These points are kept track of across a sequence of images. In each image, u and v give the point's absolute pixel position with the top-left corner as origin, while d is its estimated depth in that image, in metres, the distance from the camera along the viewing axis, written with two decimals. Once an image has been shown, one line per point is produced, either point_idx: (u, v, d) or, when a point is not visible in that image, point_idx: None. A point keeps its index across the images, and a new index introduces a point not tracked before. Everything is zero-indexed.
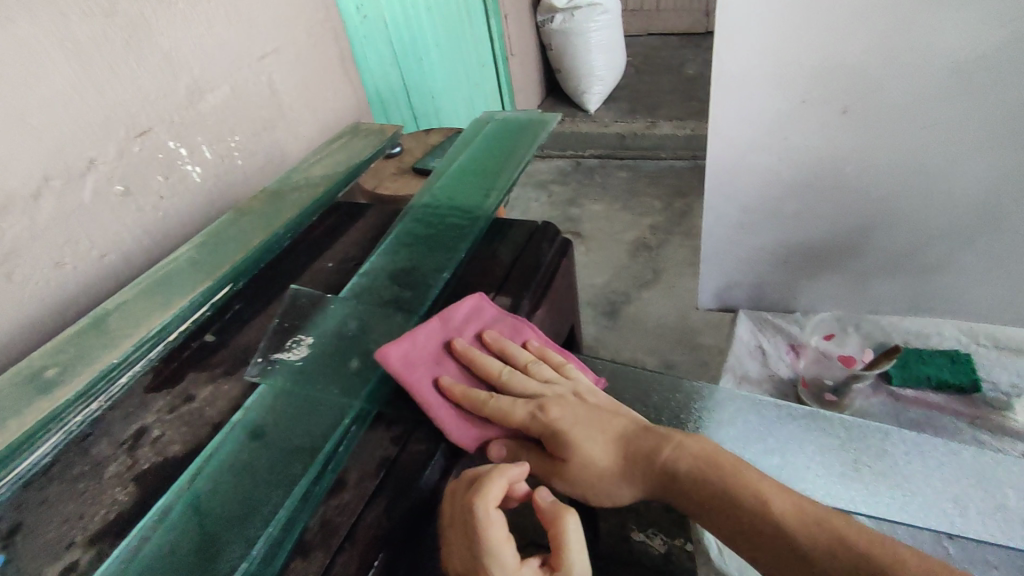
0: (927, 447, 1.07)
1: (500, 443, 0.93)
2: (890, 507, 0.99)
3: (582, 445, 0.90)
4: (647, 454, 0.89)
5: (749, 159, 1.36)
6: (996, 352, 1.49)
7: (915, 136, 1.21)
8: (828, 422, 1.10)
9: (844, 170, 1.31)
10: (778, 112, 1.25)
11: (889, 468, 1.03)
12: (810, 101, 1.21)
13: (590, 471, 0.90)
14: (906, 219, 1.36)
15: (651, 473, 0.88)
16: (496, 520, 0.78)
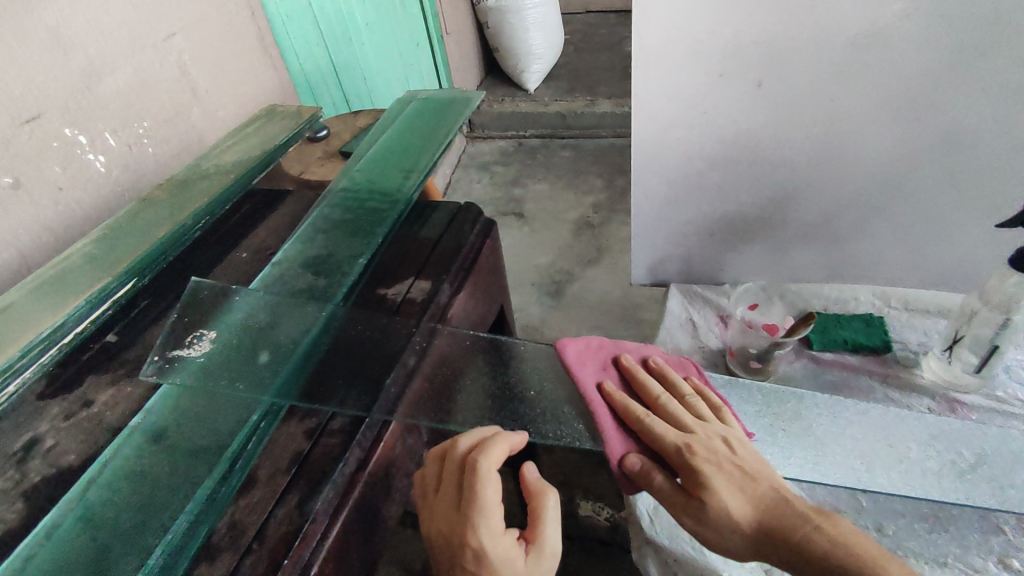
0: (838, 408, 1.12)
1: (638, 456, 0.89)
2: (803, 467, 1.02)
3: (731, 491, 0.85)
4: (786, 514, 0.84)
5: (670, 136, 1.28)
6: (906, 314, 1.38)
7: (821, 110, 1.17)
8: (747, 389, 1.14)
9: (760, 143, 1.26)
10: (697, 88, 1.18)
11: (803, 429, 1.08)
12: (727, 76, 1.15)
13: (726, 520, 0.84)
14: (818, 190, 1.32)
15: (785, 533, 0.83)
16: (493, 484, 0.83)
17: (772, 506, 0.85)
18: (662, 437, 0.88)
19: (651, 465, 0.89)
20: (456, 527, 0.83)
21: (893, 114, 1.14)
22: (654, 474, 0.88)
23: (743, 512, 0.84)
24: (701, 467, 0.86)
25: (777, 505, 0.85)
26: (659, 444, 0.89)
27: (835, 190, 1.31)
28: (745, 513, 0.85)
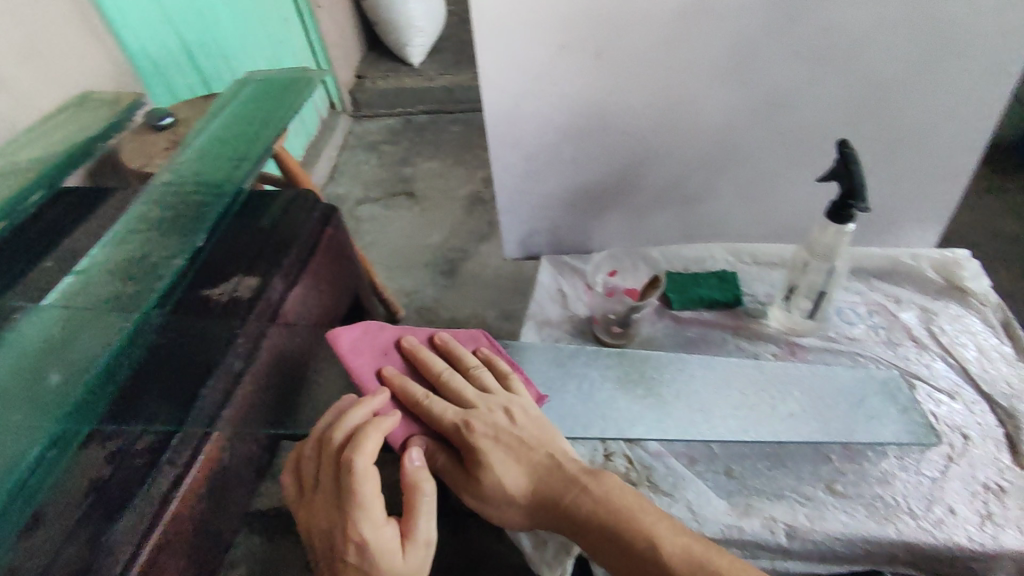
0: (688, 360, 0.79)
1: (362, 459, 0.56)
2: (649, 433, 0.70)
3: (497, 455, 0.59)
4: (567, 476, 0.59)
5: (519, 111, 0.92)
6: (758, 266, 0.98)
7: (660, 76, 0.86)
8: (600, 355, 0.79)
9: (612, 115, 0.92)
10: (531, 63, 0.85)
11: (664, 392, 0.74)
12: (570, 46, 0.83)
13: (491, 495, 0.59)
14: (664, 152, 0.97)
15: (565, 496, 0.58)
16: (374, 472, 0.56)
17: (559, 470, 0.60)
18: (390, 428, 0.59)
19: (414, 466, 0.58)
20: (333, 538, 0.56)
21: (724, 75, 0.85)
22: (377, 482, 0.56)
23: (512, 480, 0.59)
24: (379, 461, 0.57)
25: (559, 472, 0.59)
26: (373, 458, 0.57)
27: (682, 150, 0.96)
28: (518, 482, 0.59)
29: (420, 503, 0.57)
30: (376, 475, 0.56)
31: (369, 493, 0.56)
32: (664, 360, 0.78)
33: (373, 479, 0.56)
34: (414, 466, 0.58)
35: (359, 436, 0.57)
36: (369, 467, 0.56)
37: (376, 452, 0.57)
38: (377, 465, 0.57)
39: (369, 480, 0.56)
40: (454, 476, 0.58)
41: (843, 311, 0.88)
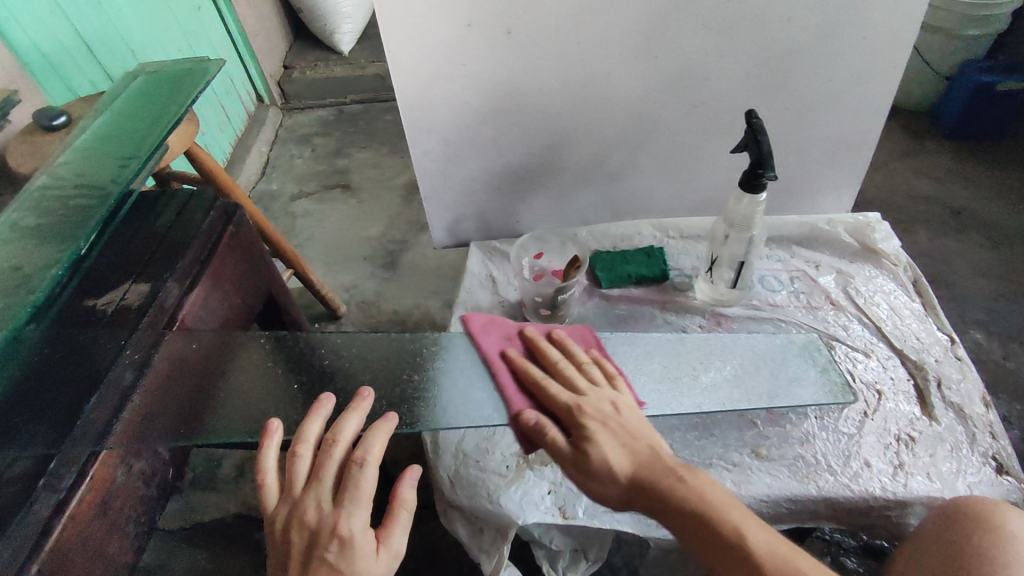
0: (832, 411, 0.68)
1: (597, 425, 0.57)
2: None
3: (714, 490, 0.53)
4: (782, 544, 0.49)
5: (621, 98, 0.77)
6: (940, 362, 0.73)
7: (579, 122, 0.80)
8: (801, 354, 0.71)
9: (656, 118, 0.80)
10: (459, 93, 0.76)
11: (783, 450, 0.65)
12: (478, 27, 0.70)
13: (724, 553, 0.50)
14: (667, 141, 0.83)
15: (766, 560, 0.48)
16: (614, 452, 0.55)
17: (772, 533, 0.50)
18: (616, 410, 0.58)
19: (640, 454, 0.56)
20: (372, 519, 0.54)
21: (633, 62, 0.74)
22: (615, 456, 0.55)
23: (719, 519, 0.51)
24: (607, 438, 0.56)
25: (770, 535, 0.50)
26: (607, 429, 0.57)
27: (603, 147, 0.83)
28: (721, 520, 0.51)
29: (638, 495, 0.54)
30: (610, 442, 0.56)
31: (590, 452, 0.55)
32: (866, 439, 0.65)
33: (613, 453, 0.55)
34: (637, 455, 0.56)
35: (580, 401, 0.58)
36: (595, 432, 0.56)
37: (605, 430, 0.57)
38: (611, 436, 0.56)
39: (586, 439, 0.56)
40: (663, 484, 0.53)
41: (765, 279, 0.82)
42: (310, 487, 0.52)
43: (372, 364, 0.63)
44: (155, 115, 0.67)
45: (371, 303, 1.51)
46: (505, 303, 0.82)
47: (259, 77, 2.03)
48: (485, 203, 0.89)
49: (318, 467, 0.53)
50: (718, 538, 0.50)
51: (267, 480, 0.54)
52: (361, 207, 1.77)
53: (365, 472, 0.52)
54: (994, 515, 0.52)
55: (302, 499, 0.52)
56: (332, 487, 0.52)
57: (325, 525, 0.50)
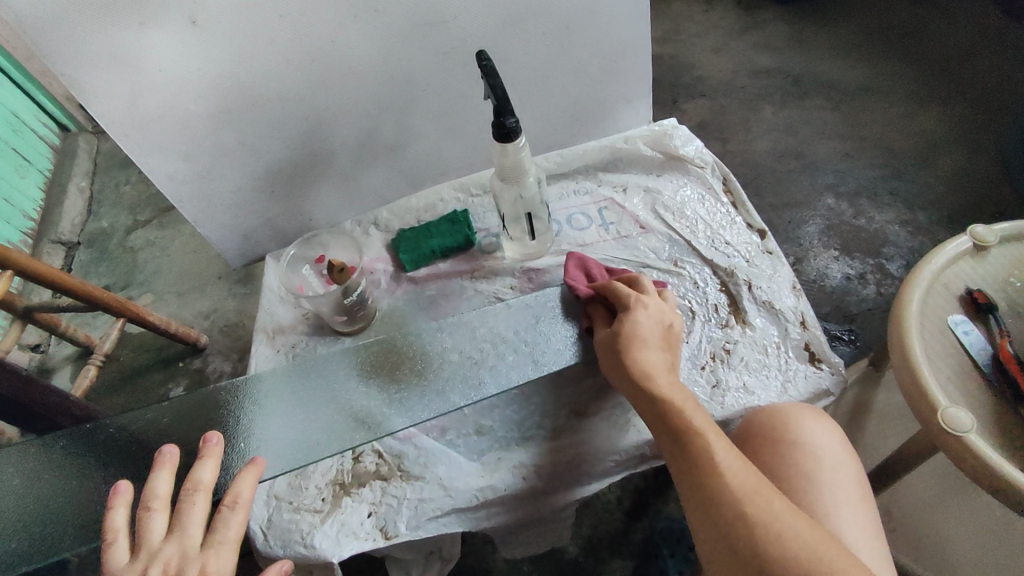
0: None
1: (643, 320, 0.55)
2: (456, 467, 0.61)
3: (697, 408, 0.50)
4: (736, 452, 0.47)
5: (363, 60, 0.68)
6: (750, 261, 0.72)
7: (327, 98, 0.70)
8: None
9: (413, 72, 0.71)
10: (171, 104, 0.65)
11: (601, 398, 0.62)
12: (155, 26, 0.58)
13: (692, 446, 0.47)
14: (435, 95, 0.75)
15: (720, 461, 0.46)
16: (650, 342, 0.54)
17: (738, 454, 0.47)
18: (669, 322, 0.57)
19: (656, 358, 0.53)
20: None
21: (359, 25, 0.65)
22: (646, 348, 0.54)
23: (691, 426, 0.48)
24: (649, 330, 0.55)
25: (730, 443, 0.48)
26: (651, 329, 0.55)
27: (367, 119, 0.74)
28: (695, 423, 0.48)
29: (635, 391, 0.52)
30: (650, 337, 0.54)
31: (627, 334, 0.54)
32: (682, 365, 0.63)
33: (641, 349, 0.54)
34: (654, 359, 0.53)
35: (642, 297, 0.57)
36: (642, 321, 0.55)
37: (653, 325, 0.55)
38: (648, 333, 0.55)
39: (632, 321, 0.55)
40: (659, 384, 0.51)
41: (573, 217, 0.77)
42: (173, 536, 0.45)
43: (98, 447, 0.59)
44: None
45: (235, 324, 1.39)
46: (309, 316, 0.74)
47: (53, 105, 1.76)
48: (268, 209, 0.80)
49: (182, 512, 0.46)
50: (686, 442, 0.48)
51: (116, 539, 0.45)
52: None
53: (238, 514, 0.47)
54: (780, 425, 0.53)
55: (160, 551, 0.44)
56: (197, 534, 0.46)
57: (190, 568, 0.43)
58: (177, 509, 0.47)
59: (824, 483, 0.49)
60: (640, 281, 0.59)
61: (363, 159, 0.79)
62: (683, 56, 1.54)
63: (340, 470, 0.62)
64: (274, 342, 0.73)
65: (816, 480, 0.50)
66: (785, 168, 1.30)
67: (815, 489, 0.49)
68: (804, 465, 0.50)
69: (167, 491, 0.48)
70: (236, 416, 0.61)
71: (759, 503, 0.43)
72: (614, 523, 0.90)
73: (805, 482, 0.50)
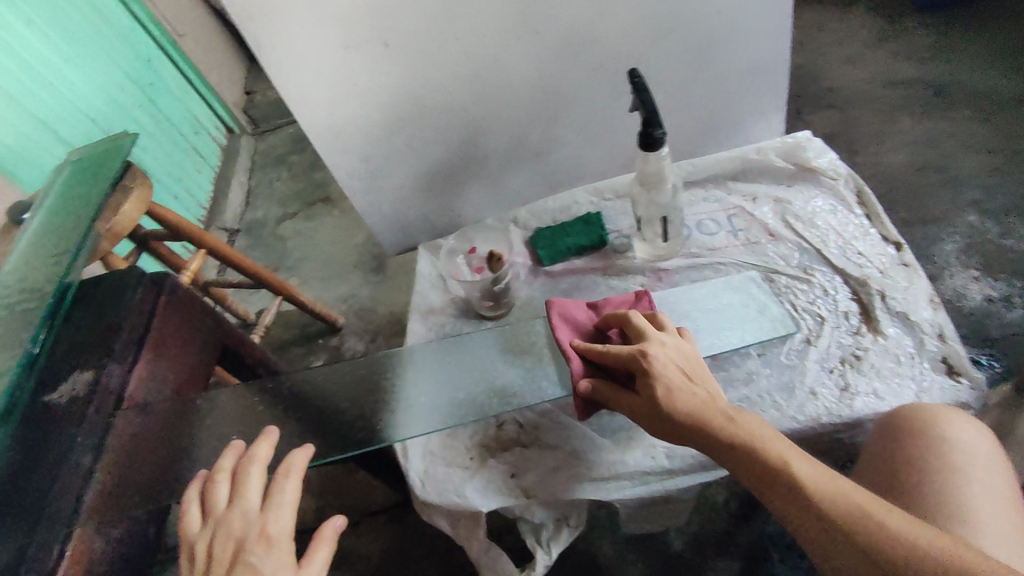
0: (773, 346, 0.68)
1: (662, 367, 0.57)
2: (588, 442, 0.68)
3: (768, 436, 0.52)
4: (830, 473, 0.50)
5: (519, 74, 0.76)
6: (883, 272, 0.72)
7: (485, 106, 0.79)
8: (738, 297, 0.72)
9: (562, 86, 0.79)
10: (357, 111, 0.76)
11: (728, 389, 0.66)
12: (355, 47, 0.70)
13: (784, 480, 0.50)
14: (578, 107, 0.82)
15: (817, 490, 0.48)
16: (686, 383, 0.56)
17: (829, 473, 0.50)
18: (684, 355, 0.58)
19: (700, 400, 0.55)
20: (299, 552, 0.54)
21: (519, 41, 0.73)
22: (681, 396, 0.55)
23: (772, 462, 0.50)
24: (676, 376, 0.56)
25: (822, 468, 0.50)
26: (674, 372, 0.56)
27: (515, 124, 0.83)
28: (773, 458, 0.51)
29: (697, 436, 0.54)
30: (679, 381, 0.56)
31: (658, 392, 0.55)
32: (812, 366, 0.66)
33: (681, 396, 0.55)
34: (697, 400, 0.55)
35: (645, 345, 0.58)
36: (663, 371, 0.56)
37: (673, 369, 0.57)
38: (674, 379, 0.56)
39: (656, 375, 0.56)
40: (716, 426, 0.53)
41: (702, 223, 0.82)
42: (234, 505, 0.54)
43: (305, 394, 0.70)
44: (80, 200, 0.71)
45: (368, 309, 1.54)
46: (456, 300, 0.84)
47: (224, 111, 2.05)
48: (425, 205, 0.91)
49: (242, 484, 0.56)
50: (775, 479, 0.50)
51: (189, 508, 0.55)
52: (344, 217, 1.80)
53: (289, 481, 0.56)
54: (926, 422, 0.55)
55: (226, 518, 0.54)
56: (256, 502, 0.55)
57: (252, 530, 0.52)
58: (238, 481, 0.56)
59: (968, 474, 0.52)
60: (638, 325, 0.60)
61: (509, 162, 0.88)
62: (813, 65, 1.52)
63: (485, 435, 0.70)
64: (426, 320, 0.83)
65: (959, 470, 0.52)
66: (922, 182, 1.25)
67: (961, 481, 0.52)
68: (949, 457, 0.53)
69: (231, 466, 0.58)
70: (397, 378, 0.72)
71: (870, 521, 0.46)
72: (722, 522, 0.93)
73: (948, 472, 0.53)
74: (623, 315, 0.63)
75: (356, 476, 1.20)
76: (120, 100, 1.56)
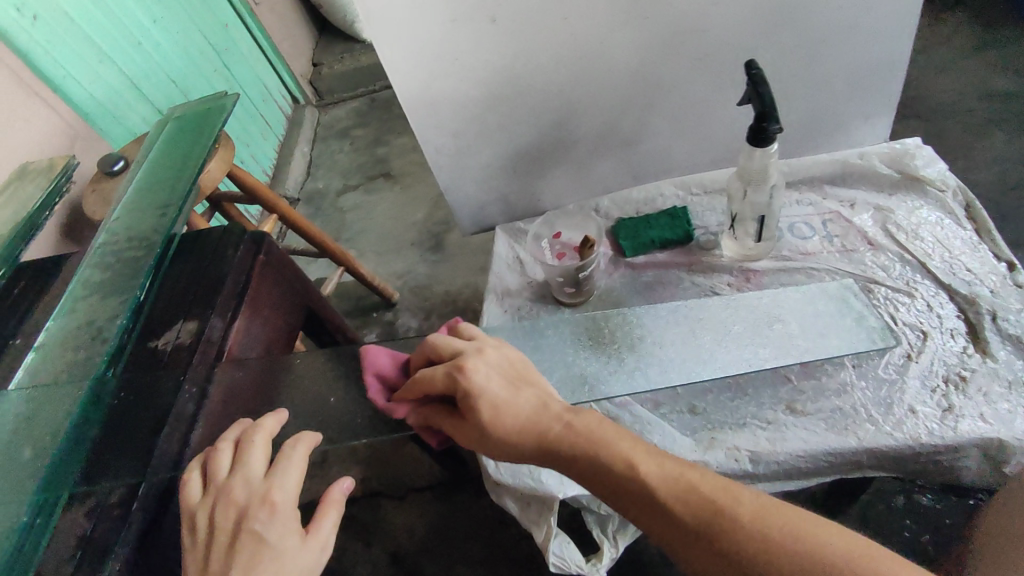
0: (870, 359, 0.65)
1: (481, 381, 0.54)
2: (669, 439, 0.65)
3: (607, 439, 0.50)
4: (667, 463, 0.48)
5: (620, 60, 0.74)
6: (994, 293, 0.68)
7: (581, 91, 0.78)
8: (834, 304, 0.69)
9: (662, 76, 0.76)
10: (452, 87, 0.75)
11: (822, 399, 0.64)
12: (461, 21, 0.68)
13: (631, 488, 0.47)
14: (675, 98, 0.80)
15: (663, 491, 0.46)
16: (500, 396, 0.54)
17: (667, 463, 0.48)
18: (502, 366, 0.56)
19: (525, 412, 0.53)
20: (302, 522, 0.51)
21: (625, 27, 0.70)
22: (504, 411, 0.53)
23: (618, 468, 0.48)
24: (496, 392, 0.54)
25: (665, 463, 0.48)
26: (493, 386, 0.54)
27: (608, 111, 0.81)
28: (620, 462, 0.49)
29: (542, 454, 0.52)
30: (500, 396, 0.54)
31: (484, 416, 0.53)
32: (913, 384, 0.63)
33: (508, 412, 0.53)
34: (521, 413, 0.53)
35: (459, 362, 0.55)
36: (485, 388, 0.54)
37: (494, 384, 0.55)
38: (496, 393, 0.54)
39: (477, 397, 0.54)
40: (554, 439, 0.51)
41: (795, 226, 0.79)
42: (238, 472, 0.49)
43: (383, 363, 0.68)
44: (183, 154, 0.72)
45: (423, 287, 1.55)
46: (533, 283, 0.84)
47: (292, 81, 2.08)
48: (507, 186, 0.90)
49: (247, 451, 0.50)
50: (622, 486, 0.48)
51: (190, 477, 0.49)
52: (403, 194, 1.81)
53: (297, 449, 0.51)
54: None
55: (230, 486, 0.49)
56: (261, 468, 0.50)
57: (257, 499, 0.48)
58: (242, 449, 0.51)
59: None
60: (446, 343, 0.58)
61: (596, 149, 0.86)
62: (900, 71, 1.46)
63: None
64: (502, 302, 0.83)
65: None
66: (1016, 202, 1.18)
67: None
68: None
69: (234, 433, 0.52)
70: None
71: (724, 516, 0.43)
72: None
73: None
74: (432, 339, 0.60)
75: (405, 450, 1.22)
76: (198, 63, 1.59)
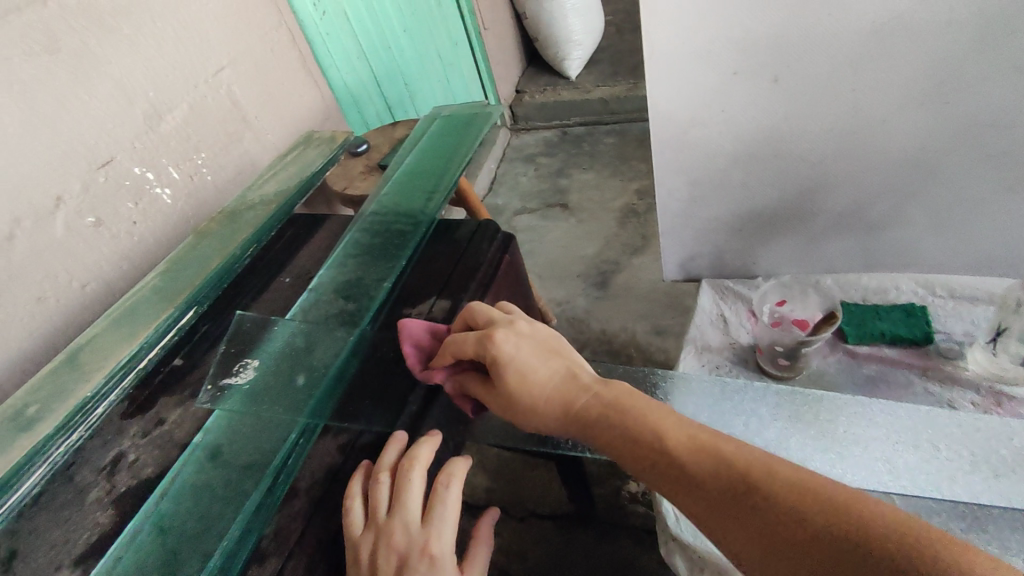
0: None
1: (513, 349, 0.52)
2: None
3: (637, 399, 0.48)
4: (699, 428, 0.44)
5: (896, 141, 0.70)
6: None
7: (841, 164, 0.75)
8: None
9: (940, 165, 0.71)
10: (709, 136, 0.76)
11: None
12: (742, 77, 0.69)
13: (658, 454, 0.44)
14: (944, 190, 0.74)
15: (693, 456, 0.42)
16: (528, 362, 0.51)
17: (701, 430, 0.44)
18: (541, 335, 0.54)
19: (552, 374, 0.51)
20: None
21: (913, 112, 0.67)
22: (530, 374, 0.51)
23: (647, 434, 0.45)
24: (529, 353, 0.52)
25: (697, 433, 0.44)
26: (522, 351, 0.52)
27: (861, 190, 0.77)
28: (651, 434, 0.45)
29: (570, 420, 0.49)
30: (526, 357, 0.51)
31: (510, 377, 0.51)
32: None
33: (535, 377, 0.51)
34: (547, 377, 0.51)
35: (491, 328, 0.53)
36: (512, 349, 0.52)
37: (527, 344, 0.52)
38: (525, 360, 0.51)
39: (502, 358, 0.51)
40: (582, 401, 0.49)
41: None
42: (397, 510, 0.47)
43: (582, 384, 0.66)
44: (451, 150, 0.79)
45: (580, 319, 1.57)
46: (736, 346, 0.82)
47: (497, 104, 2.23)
48: (726, 242, 0.89)
49: (405, 490, 0.48)
50: (648, 456, 0.44)
51: (352, 507, 0.48)
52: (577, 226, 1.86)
53: (451, 492, 0.49)
54: None
55: (388, 525, 0.46)
56: (417, 509, 0.48)
57: (415, 546, 0.46)
58: (400, 485, 0.49)
59: None
60: (479, 310, 0.55)
61: (834, 224, 0.82)
62: None
63: None
64: (701, 356, 0.80)
65: None
66: None
67: None
68: None
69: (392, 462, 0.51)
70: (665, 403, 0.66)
71: (761, 491, 0.38)
72: None
73: None
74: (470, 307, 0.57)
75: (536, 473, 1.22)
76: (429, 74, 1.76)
